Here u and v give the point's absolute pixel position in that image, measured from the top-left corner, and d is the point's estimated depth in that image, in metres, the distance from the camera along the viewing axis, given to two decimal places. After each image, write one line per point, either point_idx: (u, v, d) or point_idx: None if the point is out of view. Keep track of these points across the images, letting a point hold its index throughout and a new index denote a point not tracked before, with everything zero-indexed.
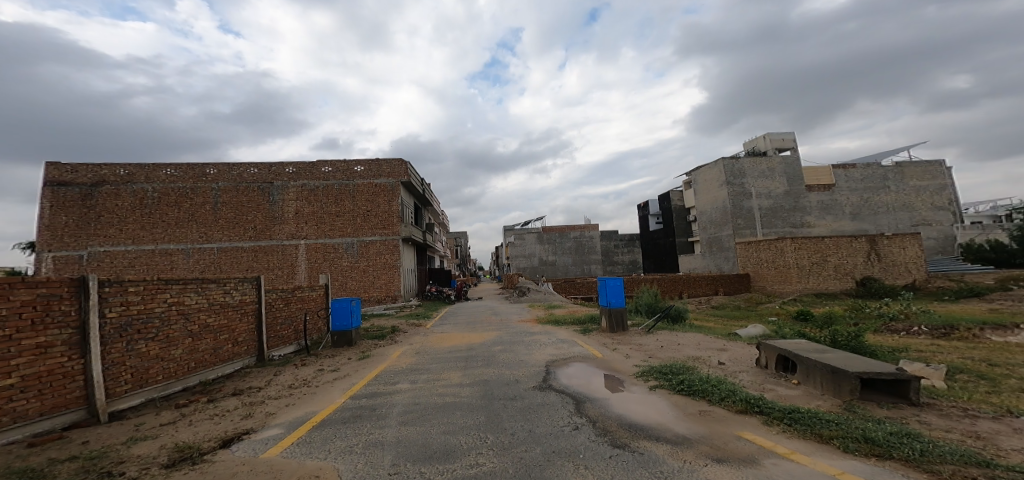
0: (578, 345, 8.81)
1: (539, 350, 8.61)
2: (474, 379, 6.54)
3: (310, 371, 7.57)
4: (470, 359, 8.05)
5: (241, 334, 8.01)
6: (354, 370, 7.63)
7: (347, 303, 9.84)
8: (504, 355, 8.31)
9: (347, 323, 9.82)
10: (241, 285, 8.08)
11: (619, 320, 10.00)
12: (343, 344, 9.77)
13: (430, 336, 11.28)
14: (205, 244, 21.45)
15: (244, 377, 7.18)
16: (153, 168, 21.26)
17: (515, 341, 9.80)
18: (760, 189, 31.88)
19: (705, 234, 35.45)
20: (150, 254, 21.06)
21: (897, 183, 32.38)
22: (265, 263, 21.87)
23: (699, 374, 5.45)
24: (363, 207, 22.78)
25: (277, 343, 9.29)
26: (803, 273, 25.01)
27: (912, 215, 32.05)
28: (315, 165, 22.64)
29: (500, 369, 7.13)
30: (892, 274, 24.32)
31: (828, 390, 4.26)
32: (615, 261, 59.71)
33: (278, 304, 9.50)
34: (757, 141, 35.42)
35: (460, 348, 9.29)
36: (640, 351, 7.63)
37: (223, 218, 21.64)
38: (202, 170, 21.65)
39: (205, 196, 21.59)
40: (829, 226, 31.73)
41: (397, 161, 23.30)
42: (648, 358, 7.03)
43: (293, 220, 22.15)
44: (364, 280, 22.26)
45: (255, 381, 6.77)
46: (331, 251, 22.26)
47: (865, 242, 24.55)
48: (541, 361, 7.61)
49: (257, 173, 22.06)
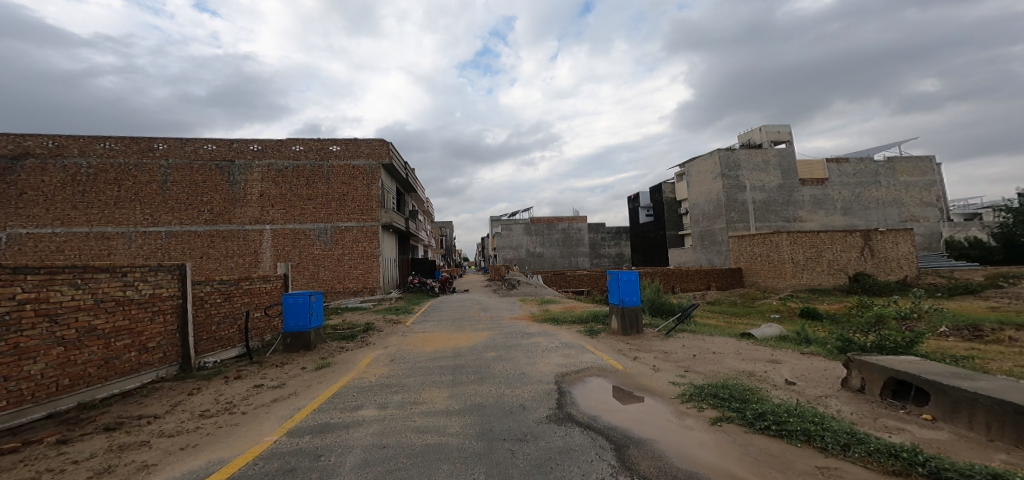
0: (589, 353, 7.28)
1: (543, 359, 7.06)
2: (465, 403, 4.92)
3: (243, 387, 5.75)
4: (458, 373, 6.40)
5: (153, 338, 6.20)
6: (303, 387, 5.94)
7: (305, 300, 7.91)
8: (498, 366, 6.68)
9: (305, 323, 7.96)
10: (153, 274, 6.25)
11: (633, 321, 8.56)
12: (300, 348, 7.92)
13: (409, 337, 9.60)
14: (152, 227, 19.00)
15: (146, 398, 5.41)
16: (91, 140, 18.65)
17: (511, 345, 8.21)
18: (754, 182, 31.14)
19: (696, 227, 34.63)
20: (86, 238, 18.52)
21: (889, 178, 32.16)
22: (222, 250, 19.56)
23: (775, 402, 3.96)
24: (338, 191, 20.67)
25: (211, 347, 7.48)
26: (798, 268, 24.29)
27: (901, 210, 31.95)
28: (284, 143, 20.38)
29: (497, 387, 5.51)
30: (885, 270, 23.87)
31: (1004, 438, 2.87)
32: (602, 254, 58.75)
33: (214, 299, 7.64)
34: (753, 134, 34.71)
35: (447, 354, 7.66)
36: (670, 362, 6.16)
37: (173, 199, 19.18)
38: (149, 145, 19.12)
39: (153, 174, 19.08)
40: (821, 221, 31.34)
41: (377, 141, 21.28)
42: (684, 372, 5.57)
43: (257, 202, 19.88)
44: (338, 270, 20.25)
45: (155, 406, 4.98)
46: (300, 238, 20.11)
47: (860, 238, 23.97)
48: (549, 376, 6.02)
49: (214, 149, 19.65)
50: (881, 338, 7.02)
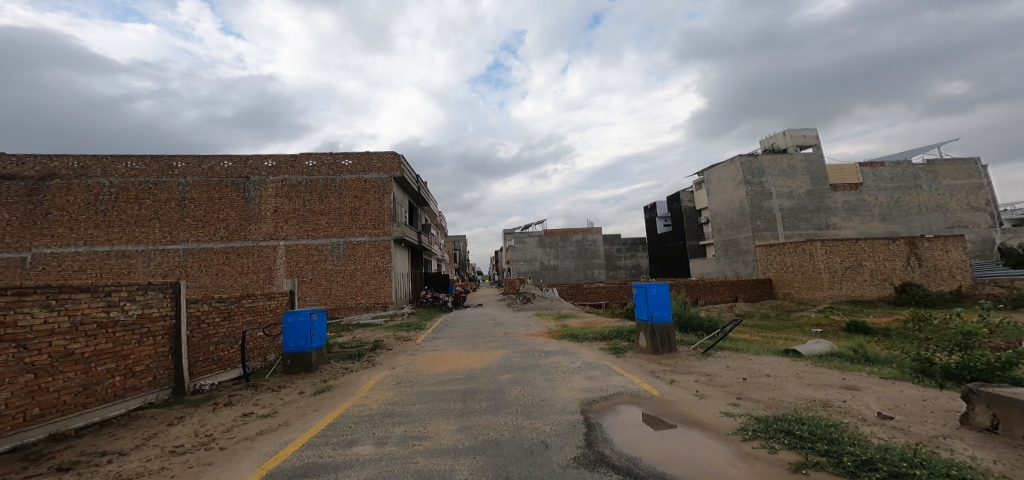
0: (617, 375, 6.40)
1: (564, 383, 6.22)
2: (477, 440, 4.14)
3: (231, 416, 5.12)
4: (470, 399, 5.63)
5: (140, 361, 5.69)
6: (296, 416, 5.27)
7: (306, 318, 7.31)
8: (515, 391, 5.88)
9: (306, 343, 7.30)
10: (142, 293, 5.79)
11: (664, 339, 7.62)
12: (300, 370, 7.26)
13: (418, 357, 8.84)
14: (169, 244, 19.04)
15: (123, 429, 4.80)
16: (113, 160, 18.97)
17: (528, 366, 7.37)
18: (781, 188, 29.73)
19: (720, 237, 33.14)
20: (106, 256, 18.67)
21: (930, 182, 30.18)
22: (237, 267, 19.42)
23: (875, 446, 3.05)
24: (351, 205, 20.44)
25: (208, 368, 6.99)
26: (836, 279, 22.69)
27: (946, 216, 29.81)
28: (298, 158, 20.36)
29: (515, 419, 4.72)
30: (936, 280, 21.99)
31: None
32: (619, 266, 57.29)
33: (212, 318, 7.19)
34: (777, 138, 33.42)
35: (457, 377, 6.89)
36: (715, 387, 5.27)
37: (190, 216, 19.24)
38: (168, 163, 19.36)
39: (171, 192, 19.22)
40: (856, 228, 29.55)
41: (389, 154, 21.07)
42: (737, 399, 4.66)
43: (272, 218, 19.78)
44: (351, 286, 19.84)
45: (126, 440, 4.36)
46: (314, 253, 19.87)
47: (904, 245, 22.31)
48: (574, 405, 5.20)
49: (230, 166, 19.75)
50: (967, 359, 6.05)
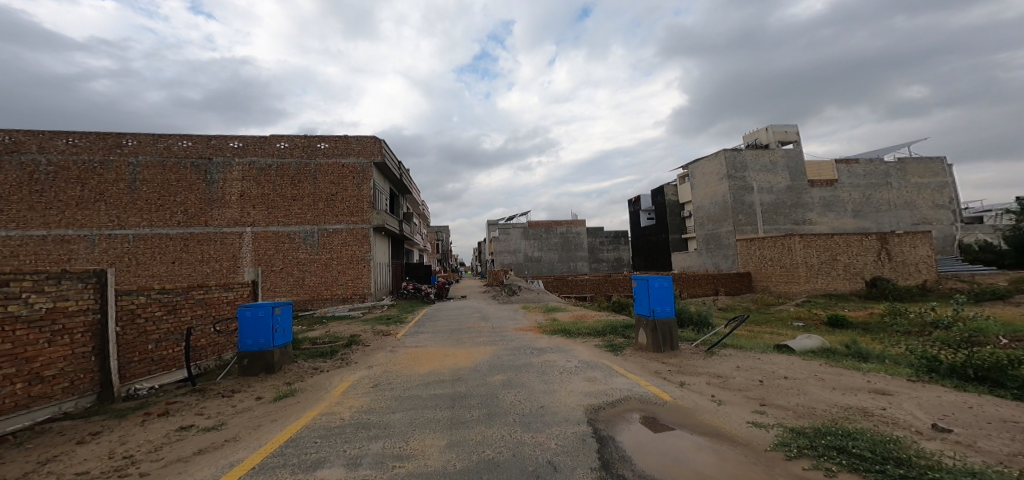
0: (619, 376, 5.86)
1: (563, 385, 5.63)
2: (464, 461, 3.49)
3: (159, 433, 4.39)
4: (458, 406, 4.95)
5: (52, 365, 4.84)
6: (248, 429, 4.50)
7: (268, 313, 6.39)
8: (508, 396, 5.26)
9: (267, 341, 6.43)
10: (54, 284, 4.93)
11: (666, 336, 7.14)
12: (260, 371, 6.40)
13: (399, 354, 8.09)
14: (117, 230, 17.37)
15: (14, 452, 3.96)
16: (52, 135, 17.04)
17: (520, 365, 6.76)
18: (761, 183, 30.11)
19: (702, 230, 33.43)
20: (43, 242, 16.83)
21: (900, 180, 31.24)
22: (197, 255, 17.93)
23: (921, 469, 2.62)
24: (325, 190, 19.18)
25: (146, 370, 6.12)
26: (811, 273, 23.08)
27: (914, 213, 30.97)
28: (267, 139, 18.90)
29: (511, 431, 4.11)
30: (903, 275, 22.68)
31: None
32: (601, 258, 57.49)
33: (152, 313, 6.28)
34: (759, 134, 33.89)
35: (443, 379, 6.16)
36: (731, 391, 4.81)
37: (142, 199, 17.58)
38: (117, 141, 17.57)
39: (121, 172, 17.47)
40: (831, 223, 30.34)
41: (369, 138, 19.88)
42: (763, 406, 4.19)
43: (237, 203, 18.33)
44: (325, 276, 18.70)
45: (13, 470, 3.60)
46: (284, 241, 18.56)
47: (876, 240, 22.89)
48: (577, 413, 4.66)
49: (190, 146, 18.12)
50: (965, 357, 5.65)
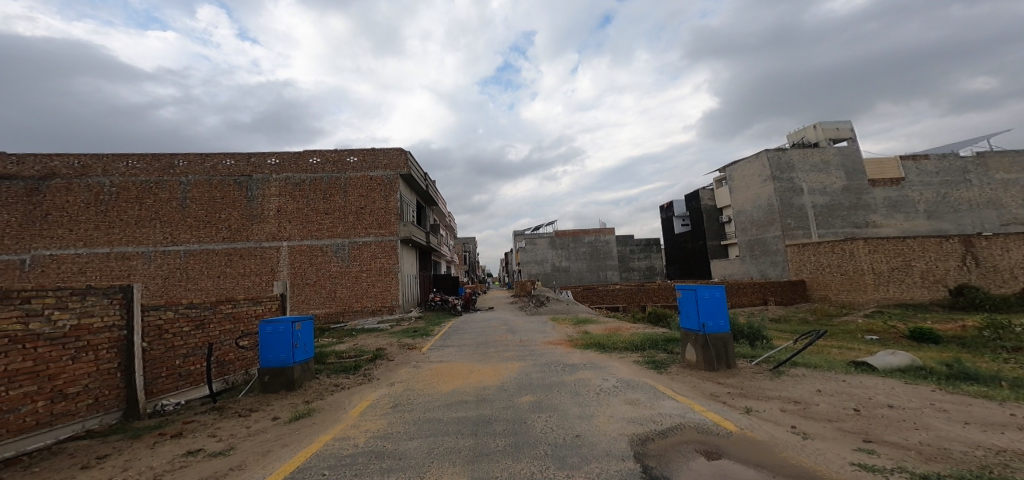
0: (671, 399, 5.01)
1: (603, 408, 4.86)
2: None
3: (163, 458, 4.02)
4: (484, 434, 4.30)
5: (76, 381, 4.66)
6: (255, 456, 4.06)
7: (287, 329, 6.07)
8: (541, 422, 4.55)
9: (286, 357, 6.11)
10: (79, 299, 4.78)
11: (720, 353, 6.16)
12: (280, 389, 6.07)
13: (423, 369, 7.59)
14: (169, 246, 18.29)
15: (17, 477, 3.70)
16: (113, 159, 18.32)
17: (553, 384, 6.04)
18: (813, 184, 27.82)
19: (744, 236, 31.26)
20: (105, 258, 17.98)
21: (981, 176, 27.84)
22: (240, 269, 18.54)
23: None
24: (356, 203, 19.43)
25: (173, 385, 5.92)
26: (881, 281, 20.70)
27: (1000, 212, 27.45)
28: (302, 156, 19.47)
29: (550, 469, 3.39)
30: (995, 282, 19.84)
31: None
32: (632, 267, 55.46)
33: (178, 328, 6.10)
34: (807, 131, 31.54)
35: (466, 399, 5.57)
36: (821, 421, 3.86)
37: (191, 216, 18.48)
38: (169, 162, 18.65)
39: (172, 192, 18.49)
40: (898, 226, 27.46)
41: (395, 151, 20.02)
42: (873, 444, 3.26)
43: (275, 218, 18.89)
44: (357, 289, 18.79)
45: None
46: (319, 255, 18.88)
47: (959, 243, 20.26)
48: (627, 446, 3.89)
49: (232, 165, 18.94)
50: None
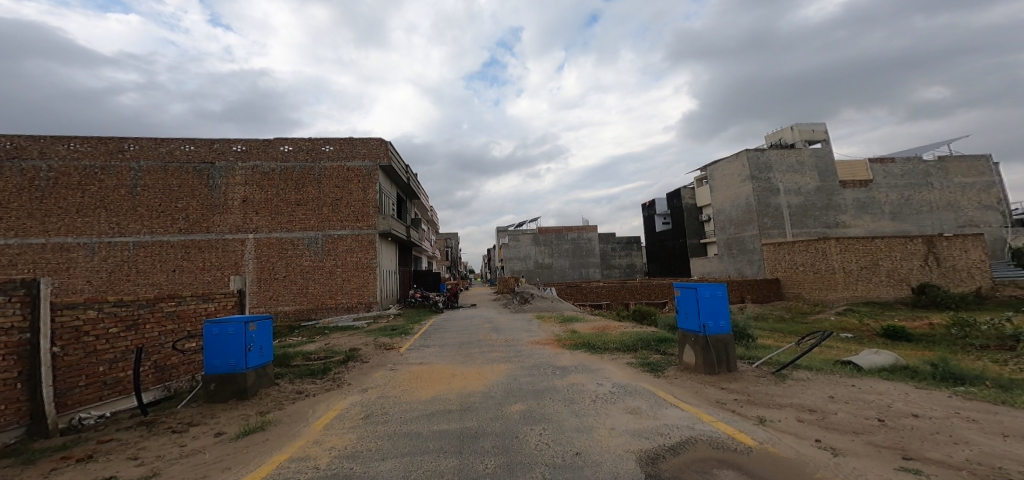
0: (673, 407, 4.57)
1: (600, 419, 4.39)
2: None
3: None
4: (467, 452, 3.73)
5: None
6: None
7: (239, 330, 5.30)
8: (532, 436, 4.01)
9: (238, 362, 5.34)
10: None
11: (720, 355, 5.80)
12: (229, 398, 5.31)
13: (400, 373, 6.93)
14: (117, 237, 16.73)
15: None
16: (54, 140, 16.60)
17: (539, 389, 5.53)
18: (788, 184, 28.46)
19: (723, 234, 31.80)
20: (40, 250, 16.16)
21: (942, 180, 29.19)
22: (199, 263, 17.17)
23: None
24: (330, 195, 18.34)
25: (96, 395, 5.07)
26: (850, 279, 21.31)
27: (958, 215, 28.89)
28: (271, 143, 18.22)
29: None
30: (954, 281, 20.74)
31: None
32: (613, 264, 55.84)
33: (103, 330, 5.24)
34: (784, 133, 32.26)
35: (449, 408, 4.97)
36: (845, 435, 3.48)
37: (143, 205, 16.96)
38: (118, 146, 17.05)
39: (121, 178, 16.90)
40: (866, 226, 28.48)
41: (374, 140, 19.03)
42: (915, 463, 2.88)
43: (240, 209, 17.60)
44: (330, 284, 17.76)
45: None
46: (288, 248, 17.71)
47: (922, 244, 21.07)
48: (632, 465, 3.40)
49: (192, 150, 17.52)
50: None
